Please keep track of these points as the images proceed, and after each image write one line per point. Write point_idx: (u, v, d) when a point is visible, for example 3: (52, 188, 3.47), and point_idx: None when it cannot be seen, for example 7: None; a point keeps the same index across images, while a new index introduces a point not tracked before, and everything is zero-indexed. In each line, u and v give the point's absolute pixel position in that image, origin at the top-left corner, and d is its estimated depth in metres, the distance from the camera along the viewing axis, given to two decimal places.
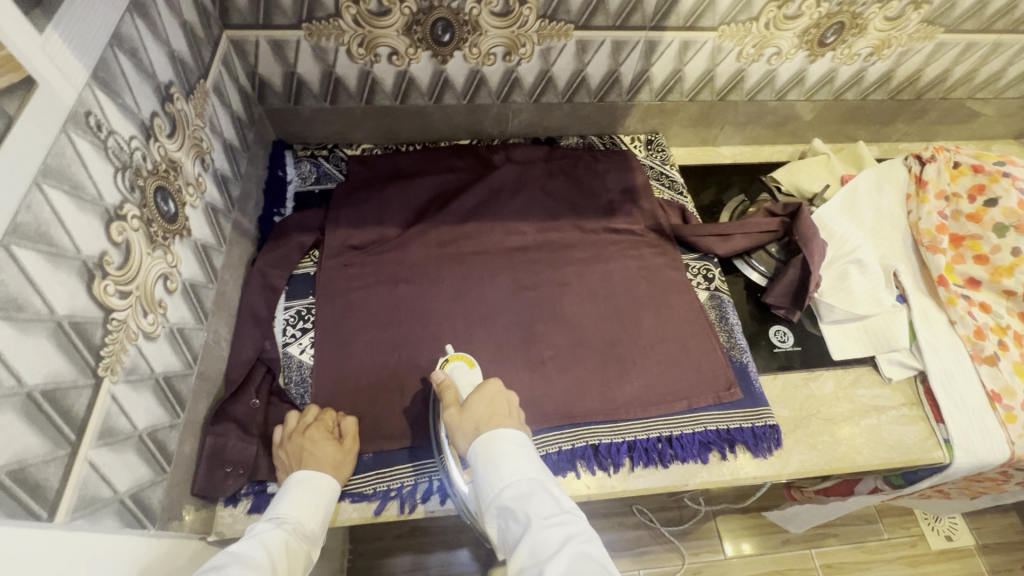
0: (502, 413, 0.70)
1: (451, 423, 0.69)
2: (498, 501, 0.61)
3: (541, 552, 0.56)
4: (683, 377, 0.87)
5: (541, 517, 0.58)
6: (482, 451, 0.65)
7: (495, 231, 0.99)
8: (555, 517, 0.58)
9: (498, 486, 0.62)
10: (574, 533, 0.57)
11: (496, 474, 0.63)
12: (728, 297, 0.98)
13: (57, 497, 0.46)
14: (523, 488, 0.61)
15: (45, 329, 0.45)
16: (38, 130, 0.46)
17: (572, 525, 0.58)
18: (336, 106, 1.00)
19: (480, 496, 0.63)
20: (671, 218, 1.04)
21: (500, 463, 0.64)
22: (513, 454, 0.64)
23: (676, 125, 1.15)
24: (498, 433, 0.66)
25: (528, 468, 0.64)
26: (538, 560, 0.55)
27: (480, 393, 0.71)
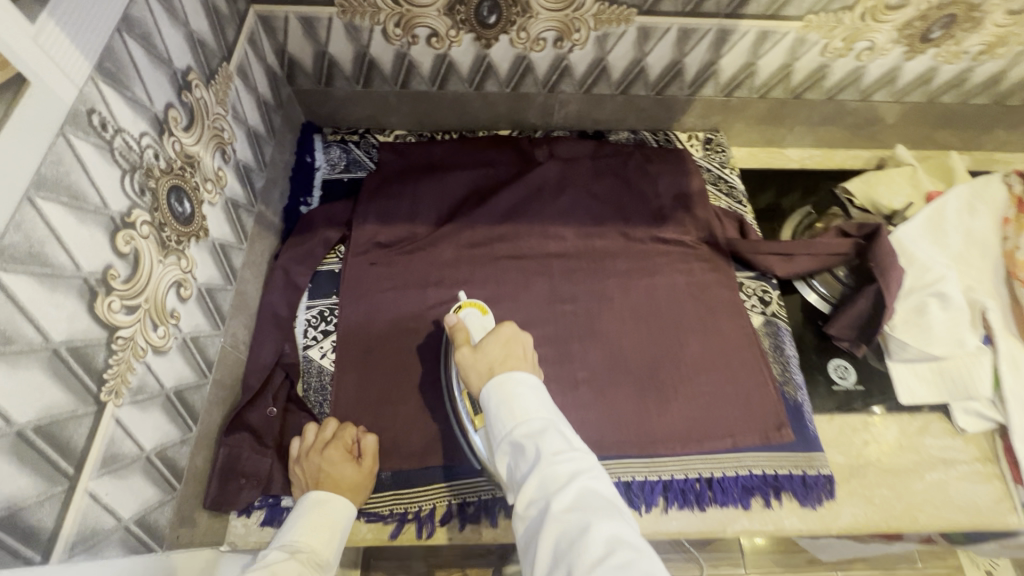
0: (517, 356, 0.63)
1: (463, 363, 0.64)
2: (510, 438, 0.56)
3: (549, 487, 0.51)
4: (730, 411, 0.80)
5: (550, 450, 0.53)
6: (494, 392, 0.59)
7: (533, 235, 0.91)
8: (564, 451, 0.53)
9: (510, 424, 0.56)
10: (584, 467, 0.52)
11: (507, 413, 0.57)
12: (786, 325, 0.88)
13: (53, 537, 0.43)
14: (533, 422, 0.56)
15: (38, 360, 0.41)
16: (31, 135, 0.40)
17: (582, 459, 0.52)
18: (369, 90, 0.93)
19: (492, 432, 0.58)
20: (728, 230, 0.94)
21: (514, 403, 0.57)
22: (527, 393, 0.58)
23: (741, 122, 1.03)
24: (513, 375, 0.60)
25: (540, 405, 0.57)
26: (545, 493, 0.51)
27: (496, 334, 0.65)
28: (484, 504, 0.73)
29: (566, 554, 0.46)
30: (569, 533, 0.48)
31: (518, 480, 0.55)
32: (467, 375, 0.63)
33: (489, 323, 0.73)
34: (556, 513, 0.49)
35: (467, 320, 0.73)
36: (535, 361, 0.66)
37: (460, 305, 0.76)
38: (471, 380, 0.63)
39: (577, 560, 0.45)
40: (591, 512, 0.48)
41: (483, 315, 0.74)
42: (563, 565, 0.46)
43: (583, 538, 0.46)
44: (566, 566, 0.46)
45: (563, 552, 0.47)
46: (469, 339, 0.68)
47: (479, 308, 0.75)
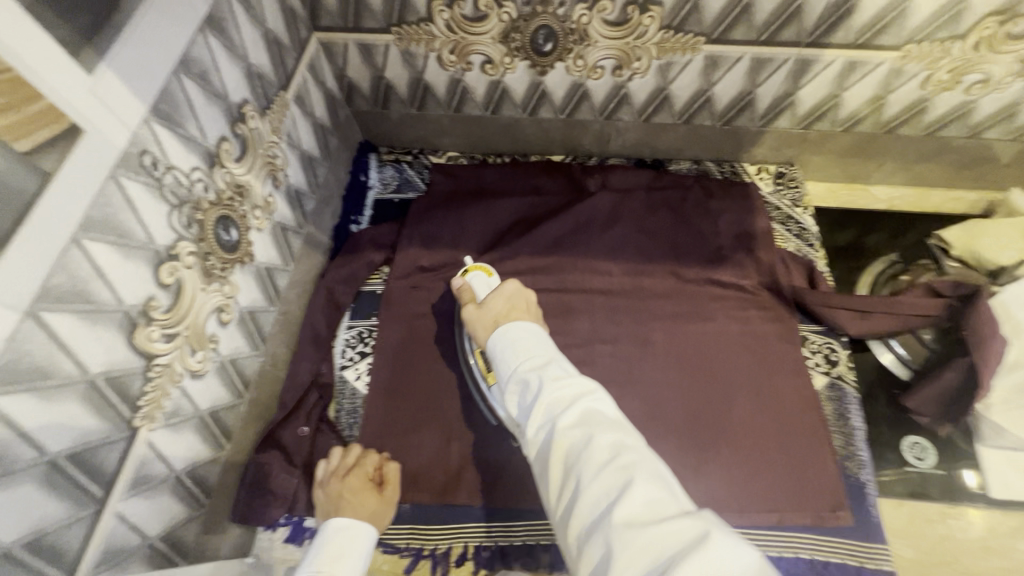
0: (520, 308, 0.64)
1: (470, 319, 0.66)
2: (515, 374, 0.55)
3: (556, 410, 0.50)
4: (778, 483, 0.72)
5: (551, 377, 0.52)
6: (498, 340, 0.59)
7: (577, 269, 0.88)
8: (566, 376, 0.52)
9: (515, 363, 0.56)
10: (585, 389, 0.51)
11: (510, 352, 0.57)
12: (854, 391, 0.78)
13: (78, 556, 0.45)
14: (535, 355, 0.56)
15: (75, 393, 0.44)
16: (82, 180, 0.42)
17: (584, 383, 0.52)
18: (423, 113, 0.93)
19: (499, 374, 0.57)
20: (794, 278, 0.85)
21: (517, 342, 0.57)
22: (527, 334, 0.58)
23: (821, 156, 0.93)
24: (513, 324, 0.60)
25: (540, 343, 0.57)
26: (550, 415, 0.50)
27: (499, 291, 0.67)
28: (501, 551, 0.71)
29: (575, 467, 0.46)
30: (576, 448, 0.47)
31: (523, 410, 0.54)
32: (474, 332, 0.65)
33: (494, 282, 0.74)
34: (562, 430, 0.48)
35: (472, 279, 0.74)
36: (539, 318, 0.66)
37: (467, 270, 0.77)
38: (476, 334, 0.65)
39: (585, 470, 0.45)
40: (596, 426, 0.48)
41: (489, 276, 0.75)
42: (572, 478, 0.46)
43: (589, 449, 0.46)
44: (576, 478, 0.45)
45: (571, 464, 0.46)
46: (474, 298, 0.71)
47: (484, 271, 0.76)
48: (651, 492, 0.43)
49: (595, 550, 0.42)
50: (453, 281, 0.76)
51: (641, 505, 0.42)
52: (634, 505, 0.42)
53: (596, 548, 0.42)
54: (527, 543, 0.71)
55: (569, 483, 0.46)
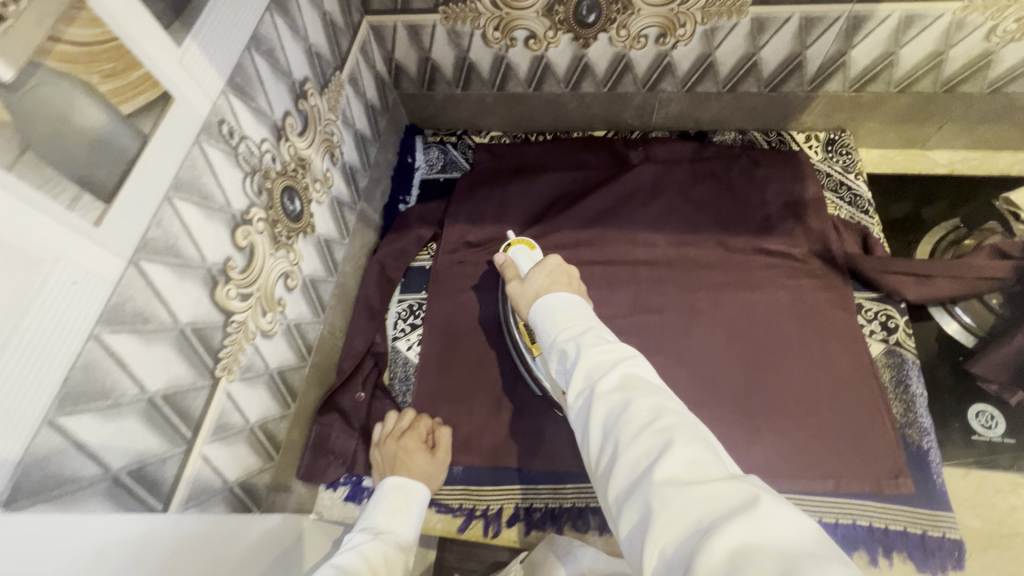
0: (562, 282, 0.65)
1: (514, 295, 0.67)
2: (554, 343, 0.54)
3: (593, 374, 0.48)
4: (833, 449, 0.71)
5: (589, 343, 0.51)
6: (539, 309, 0.60)
7: (621, 241, 0.88)
8: (604, 342, 0.51)
9: (554, 332, 0.55)
10: (625, 354, 0.49)
11: (550, 322, 0.57)
12: (914, 357, 0.76)
13: (172, 490, 0.50)
14: (575, 325, 0.55)
15: (168, 338, 0.48)
16: (171, 142, 0.46)
17: (624, 348, 0.50)
18: (467, 92, 0.95)
19: (540, 346, 0.57)
20: (848, 244, 0.83)
21: (555, 314, 0.57)
22: (569, 307, 0.58)
23: (874, 121, 0.90)
24: (554, 296, 0.60)
25: (581, 315, 0.57)
26: (588, 380, 0.48)
27: (540, 266, 0.68)
28: (552, 512, 0.73)
29: (613, 429, 0.43)
30: (614, 410, 0.44)
31: (564, 380, 0.52)
32: (517, 306, 0.66)
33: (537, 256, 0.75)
34: (600, 393, 0.46)
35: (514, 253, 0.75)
36: (582, 291, 0.67)
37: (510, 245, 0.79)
38: (520, 309, 0.66)
39: (623, 432, 0.42)
40: (635, 389, 0.45)
41: (530, 249, 0.75)
42: (611, 441, 0.43)
43: (627, 410, 0.43)
44: (613, 440, 0.43)
45: (610, 427, 0.44)
46: (517, 273, 0.72)
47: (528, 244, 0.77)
48: (693, 454, 0.39)
49: (633, 511, 0.39)
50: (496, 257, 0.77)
51: (682, 467, 0.39)
52: (674, 466, 0.39)
53: (633, 510, 0.39)
54: (577, 505, 0.72)
55: (607, 447, 0.44)
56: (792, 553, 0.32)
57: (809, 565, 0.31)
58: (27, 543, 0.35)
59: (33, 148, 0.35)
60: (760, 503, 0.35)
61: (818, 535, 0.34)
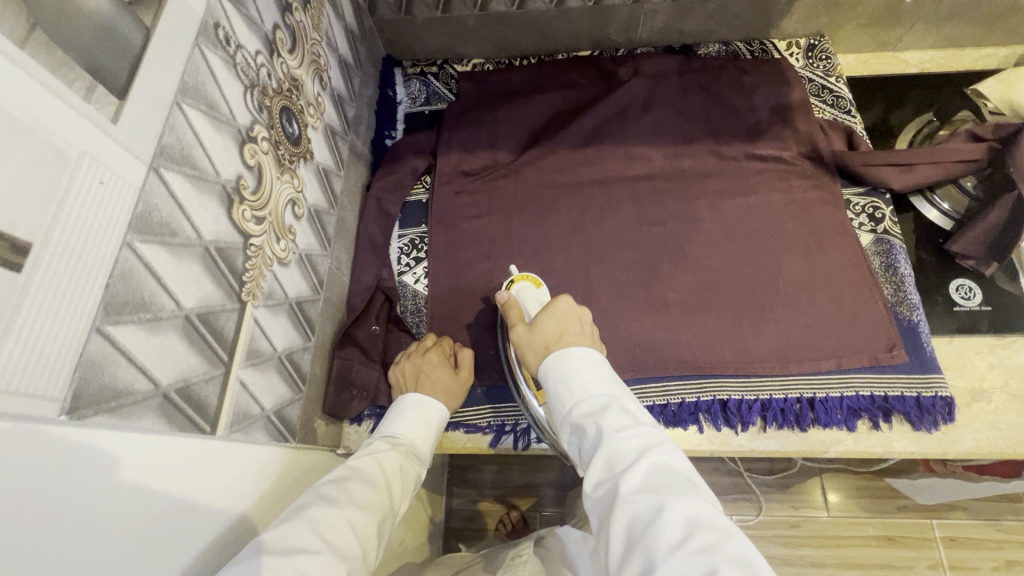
0: (574, 331, 0.63)
1: (520, 341, 0.64)
2: (573, 418, 0.56)
3: (618, 465, 0.50)
4: (831, 333, 0.76)
5: (615, 428, 0.52)
6: (553, 368, 0.59)
7: (618, 157, 0.89)
8: (628, 427, 0.52)
9: (572, 403, 0.57)
10: (651, 443, 0.51)
11: (567, 390, 0.57)
12: (901, 243, 0.81)
13: (217, 412, 0.49)
14: (596, 398, 0.56)
15: (195, 254, 0.45)
16: (173, 41, 0.43)
17: (649, 436, 0.52)
18: (448, 15, 0.92)
19: (556, 416, 0.59)
20: (834, 143, 0.86)
21: (572, 380, 0.58)
22: (586, 368, 0.58)
23: (851, 23, 0.93)
24: (570, 352, 0.60)
25: (600, 379, 0.57)
26: (613, 474, 0.50)
27: (552, 309, 0.64)
28: None
29: (642, 541, 0.45)
30: (642, 516, 0.46)
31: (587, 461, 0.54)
32: (524, 353, 0.64)
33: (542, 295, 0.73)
34: (627, 494, 0.48)
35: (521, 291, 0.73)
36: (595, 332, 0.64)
37: (512, 281, 0.76)
38: (528, 358, 0.64)
39: (656, 544, 0.44)
40: (664, 493, 0.47)
41: (537, 288, 0.73)
42: (639, 550, 0.45)
43: (658, 521, 0.45)
44: (644, 551, 0.45)
45: (639, 536, 0.46)
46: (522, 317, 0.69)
47: (532, 280, 0.75)
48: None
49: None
50: (498, 293, 0.74)
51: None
52: None
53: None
54: None
55: (635, 556, 0.45)
56: None
57: None
58: (100, 455, 0.35)
59: (41, 25, 0.32)
60: None
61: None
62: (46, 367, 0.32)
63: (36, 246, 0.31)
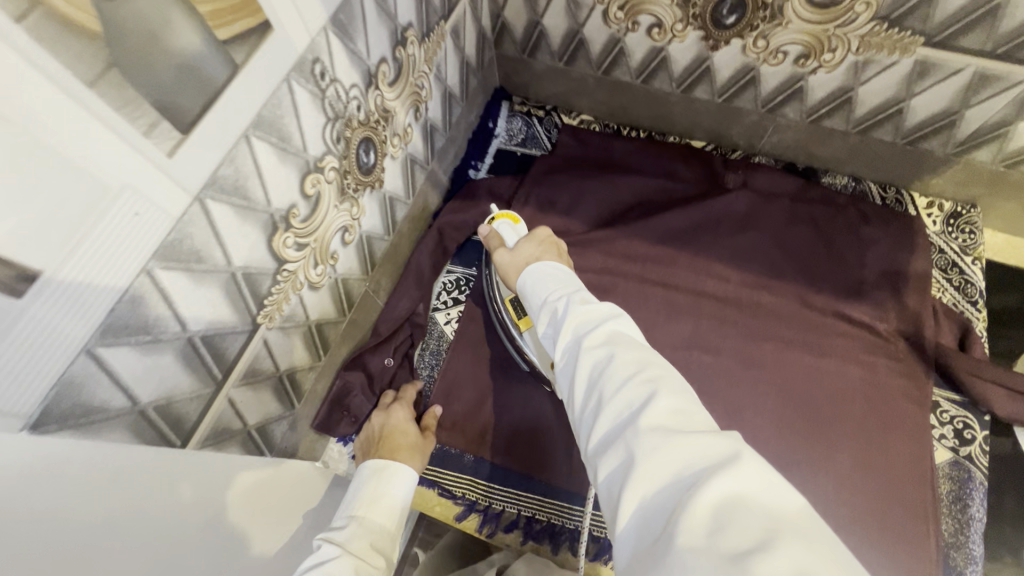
0: (552, 252, 0.61)
1: (501, 265, 0.62)
2: (545, 304, 0.52)
3: (581, 328, 0.47)
4: (862, 545, 0.66)
5: (578, 301, 0.49)
6: (528, 276, 0.57)
7: (693, 268, 0.82)
8: (594, 301, 0.49)
9: (545, 294, 0.53)
10: (613, 312, 0.48)
11: (543, 284, 0.55)
12: (982, 477, 0.69)
13: (193, 428, 0.49)
14: (569, 285, 0.53)
15: (218, 280, 0.46)
16: (261, 77, 0.43)
17: (612, 308, 0.49)
18: (570, 69, 0.89)
19: (531, 308, 0.55)
20: (943, 334, 0.75)
21: (546, 282, 0.55)
22: (560, 273, 0.56)
23: (1015, 203, 0.79)
24: (537, 263, 0.58)
25: (571, 278, 0.55)
26: (576, 335, 0.47)
27: (530, 236, 0.63)
28: (552, 528, 0.71)
29: (597, 383, 0.42)
30: (599, 363, 0.43)
31: (551, 335, 0.51)
32: (507, 277, 0.62)
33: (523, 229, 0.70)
34: (585, 347, 0.45)
35: (498, 227, 0.69)
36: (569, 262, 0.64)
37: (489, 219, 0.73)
38: (509, 278, 0.62)
39: (607, 382, 0.42)
40: (621, 344, 0.44)
41: (514, 223, 0.70)
42: (595, 394, 0.42)
43: (612, 363, 0.42)
44: (598, 394, 0.42)
45: (594, 381, 0.43)
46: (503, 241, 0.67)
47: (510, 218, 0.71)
48: (676, 402, 0.39)
49: (613, 458, 0.38)
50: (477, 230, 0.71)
51: (667, 412, 0.38)
52: (659, 415, 0.38)
53: (614, 457, 0.38)
54: (579, 530, 0.69)
55: (590, 398, 0.43)
56: (779, 518, 0.32)
57: (785, 530, 0.31)
58: None
59: (118, 65, 0.32)
60: (744, 457, 0.35)
61: (802, 504, 0.34)
62: (45, 333, 0.33)
63: (43, 275, 0.32)
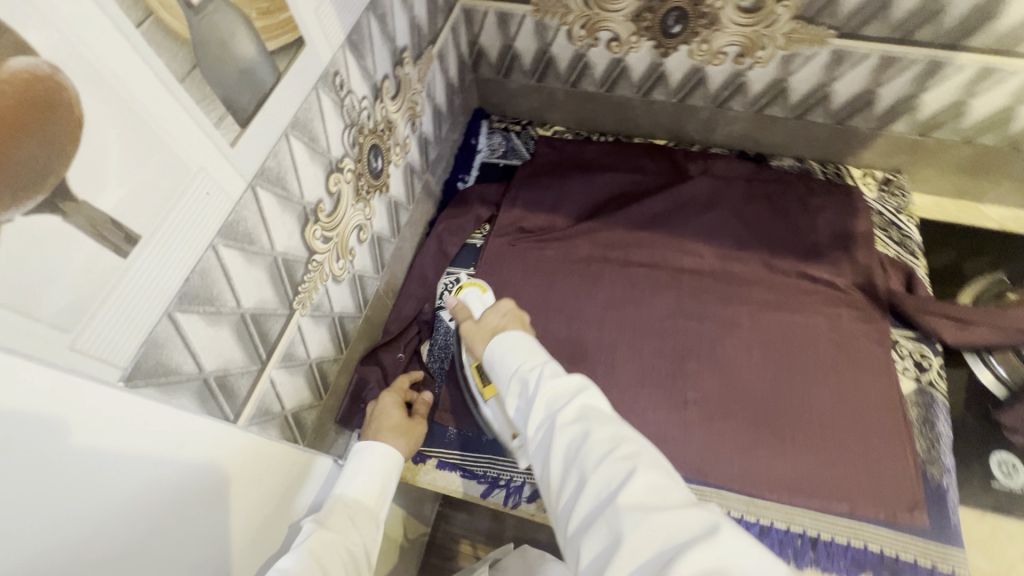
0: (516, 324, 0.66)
1: (469, 335, 0.68)
2: (515, 374, 0.57)
3: (554, 403, 0.52)
4: (850, 474, 0.72)
5: (549, 375, 0.54)
6: (495, 345, 0.62)
7: (670, 248, 0.91)
8: (563, 374, 0.54)
9: (515, 363, 0.58)
10: (583, 384, 0.53)
11: (510, 354, 0.59)
12: (943, 399, 0.78)
13: (243, 404, 0.53)
14: (536, 355, 0.58)
15: (264, 262, 0.52)
16: (296, 83, 0.50)
17: (580, 379, 0.54)
18: (541, 85, 1.00)
19: (500, 379, 0.59)
20: (892, 281, 0.85)
21: (512, 351, 0.59)
22: (526, 342, 0.60)
23: (934, 166, 0.92)
24: (505, 333, 0.63)
25: (537, 347, 0.59)
26: (551, 410, 0.52)
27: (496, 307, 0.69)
28: None
29: (576, 461, 0.47)
30: (575, 441, 0.48)
31: (524, 409, 0.55)
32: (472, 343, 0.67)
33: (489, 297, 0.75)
34: (561, 423, 0.50)
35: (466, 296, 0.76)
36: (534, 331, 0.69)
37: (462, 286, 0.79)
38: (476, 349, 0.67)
39: (586, 460, 0.47)
40: (593, 420, 0.49)
41: (483, 291, 0.76)
42: (574, 471, 0.47)
43: (588, 441, 0.47)
44: (579, 470, 0.47)
45: (573, 457, 0.48)
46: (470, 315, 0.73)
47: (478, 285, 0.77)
48: (653, 480, 0.44)
49: (597, 538, 0.43)
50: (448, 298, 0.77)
51: (644, 490, 0.43)
52: (637, 495, 0.43)
53: (598, 538, 0.43)
54: None
55: (570, 476, 0.48)
56: None
57: None
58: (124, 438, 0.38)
59: (200, 65, 0.39)
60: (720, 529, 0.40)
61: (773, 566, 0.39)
62: (139, 296, 0.38)
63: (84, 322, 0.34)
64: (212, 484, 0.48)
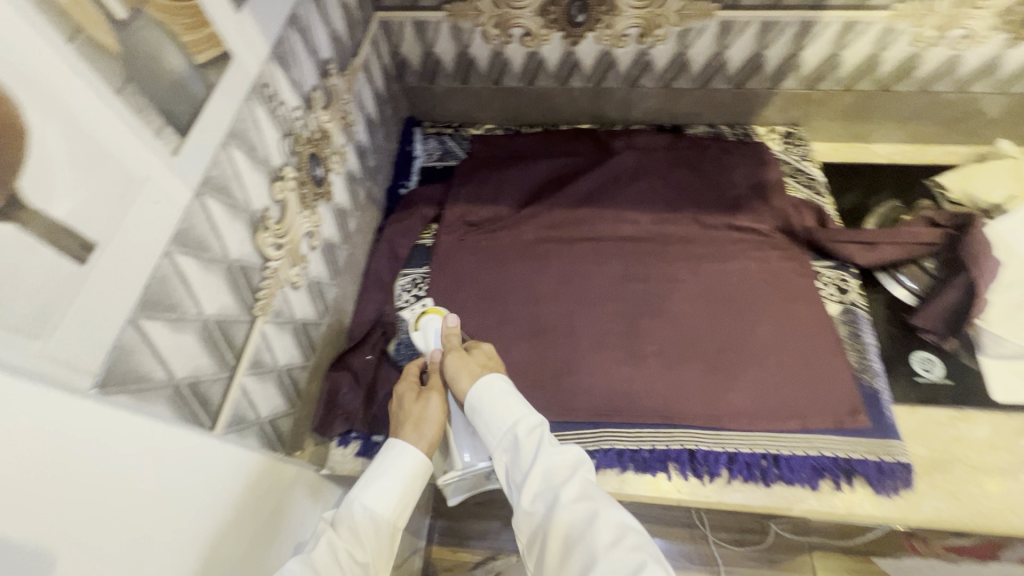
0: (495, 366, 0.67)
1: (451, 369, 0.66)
2: (512, 436, 0.59)
3: (555, 478, 0.55)
4: (797, 393, 0.79)
5: (550, 446, 0.58)
6: (482, 395, 0.62)
7: (608, 219, 0.97)
8: (562, 445, 0.58)
9: (510, 421, 0.60)
10: (581, 460, 0.57)
11: (500, 413, 0.61)
12: (865, 314, 0.87)
13: (218, 411, 0.54)
14: (532, 417, 0.61)
15: (220, 268, 0.53)
16: (230, 94, 0.53)
17: (580, 454, 0.57)
18: (466, 86, 1.05)
19: (491, 438, 0.61)
20: (806, 219, 0.94)
21: (503, 409, 0.61)
22: (516, 397, 0.62)
23: (825, 115, 1.03)
24: (493, 378, 0.64)
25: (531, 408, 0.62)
26: (551, 484, 0.55)
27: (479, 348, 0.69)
28: None
29: (581, 543, 0.50)
30: (579, 522, 0.52)
31: (516, 478, 0.58)
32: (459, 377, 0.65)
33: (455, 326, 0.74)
34: (565, 502, 0.53)
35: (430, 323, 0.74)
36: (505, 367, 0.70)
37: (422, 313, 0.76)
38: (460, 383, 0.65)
39: (594, 544, 0.50)
40: (598, 502, 0.52)
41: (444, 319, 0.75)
42: (580, 552, 0.50)
43: (595, 523, 0.51)
44: (585, 551, 0.50)
45: (577, 538, 0.51)
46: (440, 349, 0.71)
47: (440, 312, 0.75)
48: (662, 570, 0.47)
49: None
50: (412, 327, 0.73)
51: None
52: None
53: None
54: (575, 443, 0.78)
55: (577, 559, 0.50)
56: None
57: None
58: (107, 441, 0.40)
59: (135, 78, 0.41)
60: None
61: None
62: (103, 304, 0.39)
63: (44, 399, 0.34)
64: (195, 495, 0.49)
